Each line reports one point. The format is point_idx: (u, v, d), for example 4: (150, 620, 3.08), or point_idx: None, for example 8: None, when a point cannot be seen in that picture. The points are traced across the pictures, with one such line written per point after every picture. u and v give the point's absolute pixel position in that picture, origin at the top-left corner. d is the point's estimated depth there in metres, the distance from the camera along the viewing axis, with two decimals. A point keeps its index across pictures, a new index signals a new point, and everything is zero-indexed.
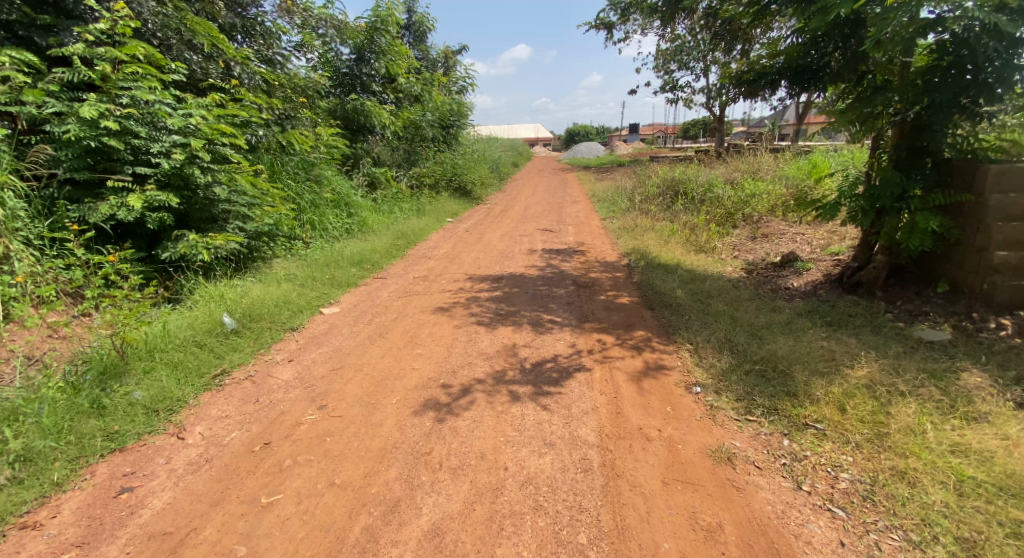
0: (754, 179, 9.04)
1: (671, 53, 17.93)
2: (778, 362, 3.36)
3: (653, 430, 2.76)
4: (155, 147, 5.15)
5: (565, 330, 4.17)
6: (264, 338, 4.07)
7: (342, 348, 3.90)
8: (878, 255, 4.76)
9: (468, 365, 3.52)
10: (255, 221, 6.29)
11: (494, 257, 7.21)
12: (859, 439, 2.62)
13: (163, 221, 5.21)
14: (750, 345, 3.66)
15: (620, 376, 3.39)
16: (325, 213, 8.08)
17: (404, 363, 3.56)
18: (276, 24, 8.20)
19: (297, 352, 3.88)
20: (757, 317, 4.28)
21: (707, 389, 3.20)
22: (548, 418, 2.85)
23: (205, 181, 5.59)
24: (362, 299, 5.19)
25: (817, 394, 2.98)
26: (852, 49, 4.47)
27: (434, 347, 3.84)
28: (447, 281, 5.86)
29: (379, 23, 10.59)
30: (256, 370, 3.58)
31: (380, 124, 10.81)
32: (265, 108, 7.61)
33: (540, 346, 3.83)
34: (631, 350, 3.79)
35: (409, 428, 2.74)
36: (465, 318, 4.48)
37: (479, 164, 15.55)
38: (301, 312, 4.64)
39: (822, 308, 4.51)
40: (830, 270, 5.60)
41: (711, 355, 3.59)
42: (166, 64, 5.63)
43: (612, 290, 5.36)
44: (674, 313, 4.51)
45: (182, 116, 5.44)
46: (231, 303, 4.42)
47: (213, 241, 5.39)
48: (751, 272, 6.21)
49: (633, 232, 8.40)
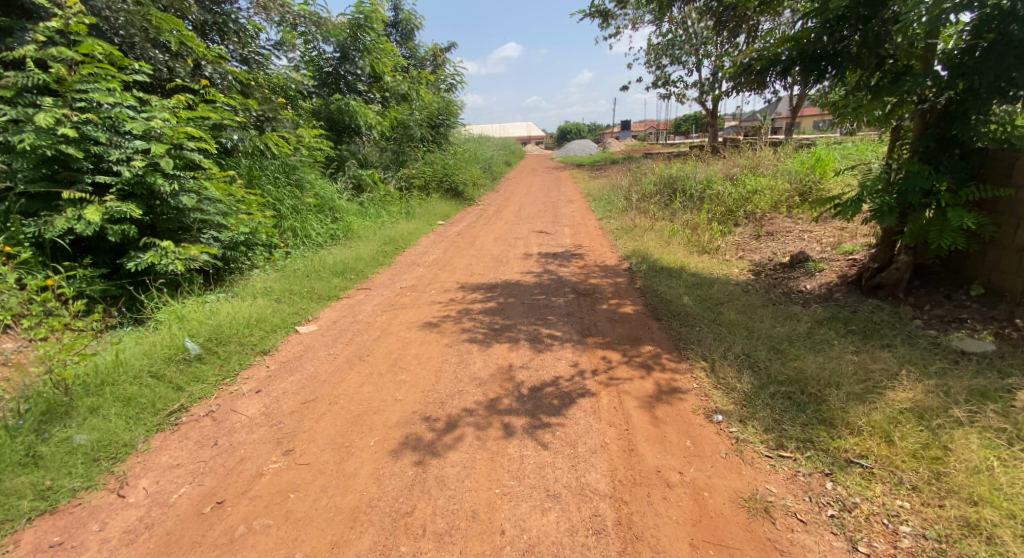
0: (755, 175, 8.70)
1: (663, 48, 17.63)
2: (808, 384, 2.98)
3: (673, 473, 2.39)
4: (115, 154, 4.68)
5: (567, 346, 3.78)
6: (230, 365, 3.62)
7: (317, 375, 3.49)
8: (900, 256, 4.41)
9: (458, 392, 3.11)
10: (230, 230, 5.84)
11: (487, 262, 6.81)
12: (915, 480, 2.29)
13: (127, 233, 4.73)
14: (772, 363, 3.28)
15: (631, 402, 3.00)
16: (308, 219, 7.64)
17: (386, 393, 3.15)
18: (252, 22, 7.75)
19: (266, 381, 3.45)
20: (776, 328, 3.90)
21: (729, 418, 2.81)
22: (552, 459, 2.46)
23: (173, 191, 5.11)
24: (343, 315, 4.77)
25: (859, 423, 2.62)
26: (874, 31, 4.06)
27: (420, 371, 3.43)
28: (436, 292, 5.45)
29: (363, 20, 10.14)
30: (219, 404, 3.15)
31: (366, 124, 10.37)
32: (241, 109, 7.13)
33: (538, 367, 3.43)
34: (640, 370, 3.40)
35: (389, 479, 2.34)
36: (457, 334, 4.08)
37: (470, 164, 15.14)
38: (273, 333, 4.20)
39: (845, 315, 4.13)
40: (845, 270, 5.23)
41: (729, 375, 3.21)
42: (128, 63, 5.14)
43: (615, 298, 4.97)
44: (683, 324, 4.12)
45: (147, 119, 4.98)
46: (195, 326, 3.96)
47: (185, 252, 4.94)
48: (760, 274, 5.84)
49: (633, 233, 8.02)
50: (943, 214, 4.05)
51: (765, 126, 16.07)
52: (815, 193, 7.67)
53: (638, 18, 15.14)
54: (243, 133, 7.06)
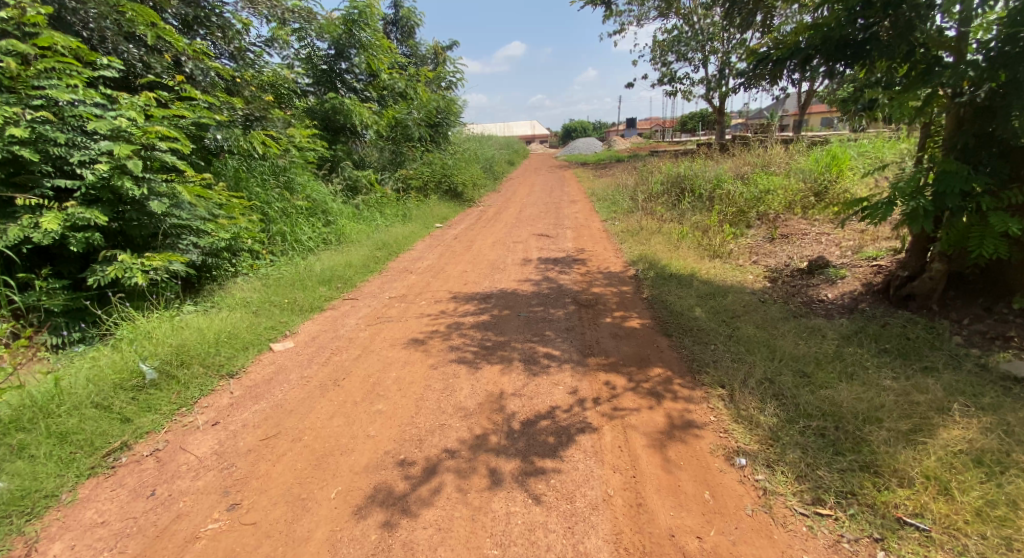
0: (767, 174, 8.24)
1: (669, 44, 17.13)
2: (846, 419, 2.55)
3: (690, 538, 2.00)
4: (77, 156, 4.35)
5: (565, 369, 3.36)
6: (188, 392, 3.26)
7: (285, 403, 3.10)
8: (935, 263, 3.97)
9: (438, 427, 2.71)
10: (210, 236, 5.50)
11: (484, 269, 6.43)
12: (982, 548, 1.88)
13: (91, 242, 4.40)
14: (800, 391, 2.85)
15: (637, 440, 2.59)
16: (298, 222, 7.26)
17: (357, 427, 2.75)
18: (239, 17, 7.37)
19: (226, 411, 3.07)
20: (801, 347, 3.47)
21: (754, 461, 2.39)
22: (544, 518, 2.08)
23: (142, 195, 4.74)
24: (324, 329, 4.38)
25: (909, 471, 2.18)
26: (904, 17, 3.56)
27: (398, 399, 3.03)
28: (427, 302, 5.05)
29: (358, 16, 9.68)
30: (168, 441, 2.81)
31: (361, 124, 9.98)
32: (225, 108, 6.75)
33: (533, 395, 3.02)
34: (648, 399, 2.98)
35: (345, 546, 1.99)
36: (444, 354, 3.67)
37: (471, 164, 14.74)
38: (244, 351, 3.82)
39: (875, 330, 3.71)
40: (871, 276, 4.79)
41: (752, 405, 2.78)
42: (95, 58, 4.82)
43: (620, 310, 4.56)
44: (697, 342, 3.70)
45: (114, 118, 4.65)
46: (153, 344, 3.59)
47: (150, 260, 4.57)
48: (776, 280, 5.41)
49: (639, 236, 7.59)
50: (984, 218, 3.61)
51: (773, 125, 15.60)
52: (833, 193, 7.21)
53: (642, 12, 14.73)
54: (228, 132, 6.60)
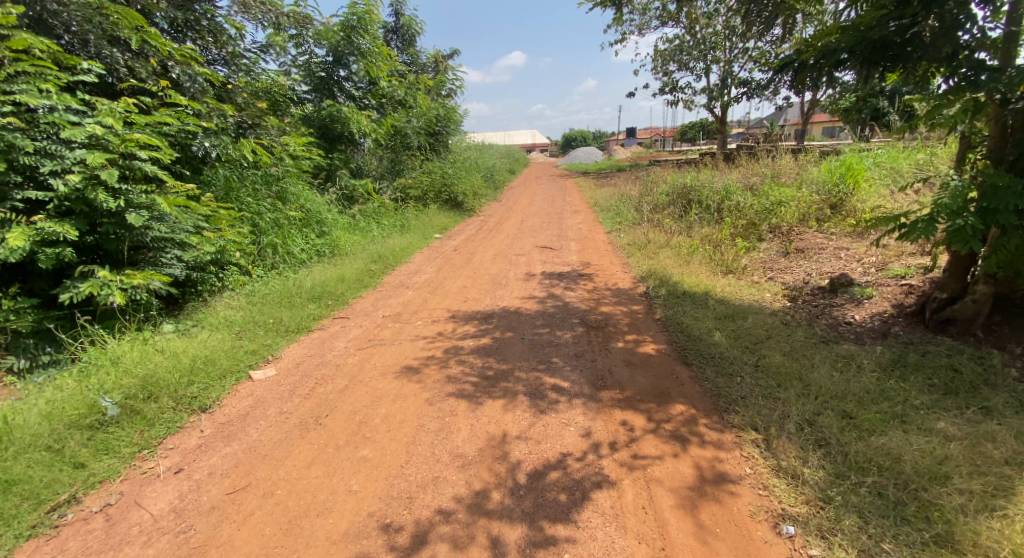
0: (778, 185, 7.92)
1: (670, 53, 16.83)
2: (910, 479, 2.24)
3: None
4: (48, 166, 3.99)
5: (576, 405, 3.00)
6: (152, 431, 2.87)
7: (258, 445, 2.73)
8: (979, 285, 3.63)
9: (431, 480, 2.36)
10: (195, 249, 5.17)
11: (485, 284, 6.08)
12: None
13: (62, 257, 4.03)
14: (847, 439, 2.54)
15: (664, 498, 2.24)
16: (290, 233, 6.91)
17: (338, 479, 2.39)
18: (233, 23, 7.10)
19: (192, 455, 2.70)
20: (838, 380, 3.12)
21: (805, 530, 2.08)
22: None
23: (118, 207, 4.36)
24: (311, 353, 4.02)
25: (996, 548, 1.87)
26: (949, 15, 3.22)
27: (386, 443, 2.66)
28: (423, 323, 4.69)
29: (358, 22, 9.42)
30: (122, 494, 2.43)
31: (360, 132, 9.69)
32: (216, 114, 6.43)
33: (540, 438, 2.66)
34: (672, 443, 2.63)
35: None
36: (440, 386, 3.30)
37: (471, 172, 14.47)
38: (220, 381, 3.45)
39: (916, 360, 3.37)
40: (900, 296, 4.45)
41: (793, 455, 2.46)
42: (73, 61, 4.47)
43: (632, 333, 4.19)
44: (720, 373, 3.34)
45: (91, 125, 4.30)
46: (119, 375, 3.21)
47: (129, 277, 4.20)
48: (797, 299, 5.06)
49: (647, 249, 7.26)
50: None
51: (778, 136, 15.35)
52: (849, 206, 6.89)
53: (643, 21, 14.47)
54: (217, 139, 6.27)
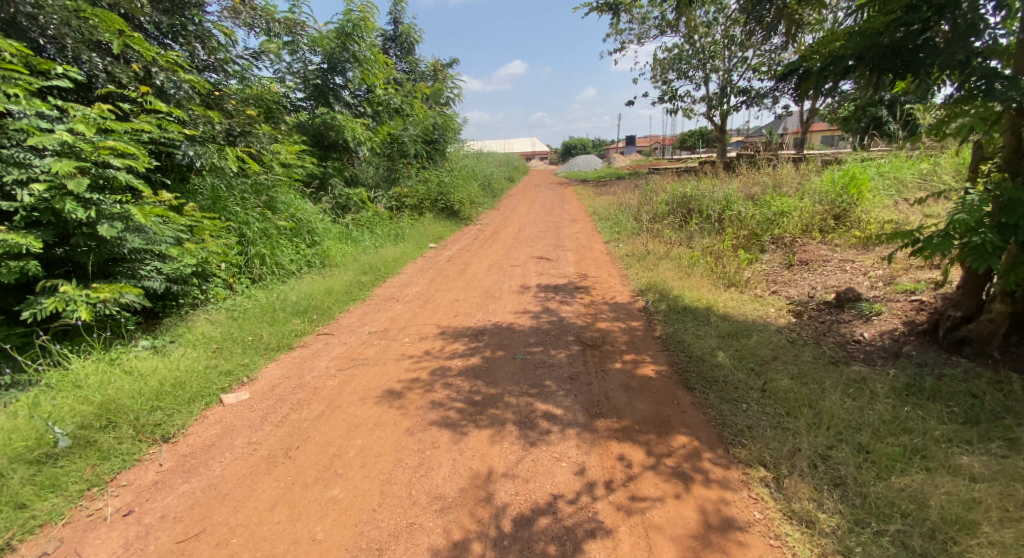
0: (779, 194, 7.70)
1: (670, 61, 16.68)
2: (939, 529, 2.01)
3: None
4: (12, 175, 3.74)
5: (569, 436, 2.76)
6: (104, 465, 2.63)
7: (219, 483, 2.49)
8: (995, 304, 3.40)
9: (406, 528, 2.13)
10: (175, 260, 4.94)
11: (478, 297, 5.85)
12: None
13: (26, 271, 3.78)
14: (866, 478, 2.31)
15: (664, 550, 2.02)
16: (278, 243, 6.69)
17: (301, 525, 2.17)
18: (224, 29, 6.93)
19: (146, 493, 2.46)
20: (852, 407, 2.89)
21: None
22: None
23: (90, 218, 4.12)
24: (289, 374, 3.78)
25: None
26: (964, 19, 2.98)
27: (359, 481, 2.43)
28: (411, 340, 4.45)
29: (353, 29, 9.20)
30: (63, 541, 2.20)
31: (354, 140, 9.51)
32: (203, 121, 6.18)
33: (529, 477, 2.42)
34: (672, 481, 2.40)
35: None
36: (423, 413, 3.06)
37: (469, 181, 14.29)
38: (188, 406, 3.21)
39: (933, 384, 3.13)
40: (911, 313, 4.23)
41: (807, 498, 2.24)
42: (45, 65, 4.23)
43: (630, 353, 3.95)
44: (725, 400, 3.10)
45: (61, 131, 4.06)
46: (75, 402, 2.95)
47: (98, 291, 3.95)
48: (802, 315, 4.83)
49: (646, 261, 7.03)
50: None
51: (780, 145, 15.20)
52: (854, 217, 6.68)
53: (643, 29, 14.35)
54: (201, 148, 5.98)
